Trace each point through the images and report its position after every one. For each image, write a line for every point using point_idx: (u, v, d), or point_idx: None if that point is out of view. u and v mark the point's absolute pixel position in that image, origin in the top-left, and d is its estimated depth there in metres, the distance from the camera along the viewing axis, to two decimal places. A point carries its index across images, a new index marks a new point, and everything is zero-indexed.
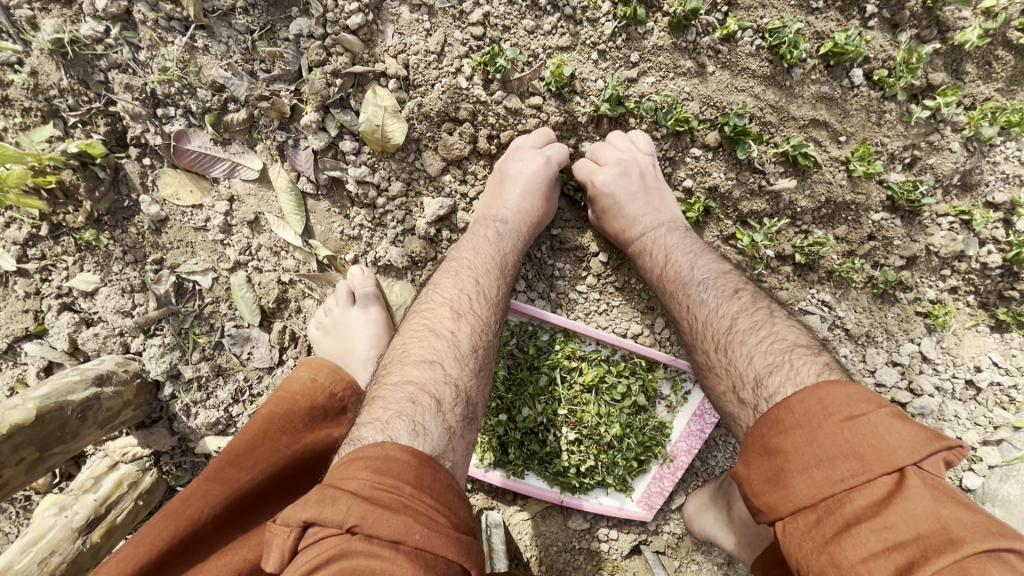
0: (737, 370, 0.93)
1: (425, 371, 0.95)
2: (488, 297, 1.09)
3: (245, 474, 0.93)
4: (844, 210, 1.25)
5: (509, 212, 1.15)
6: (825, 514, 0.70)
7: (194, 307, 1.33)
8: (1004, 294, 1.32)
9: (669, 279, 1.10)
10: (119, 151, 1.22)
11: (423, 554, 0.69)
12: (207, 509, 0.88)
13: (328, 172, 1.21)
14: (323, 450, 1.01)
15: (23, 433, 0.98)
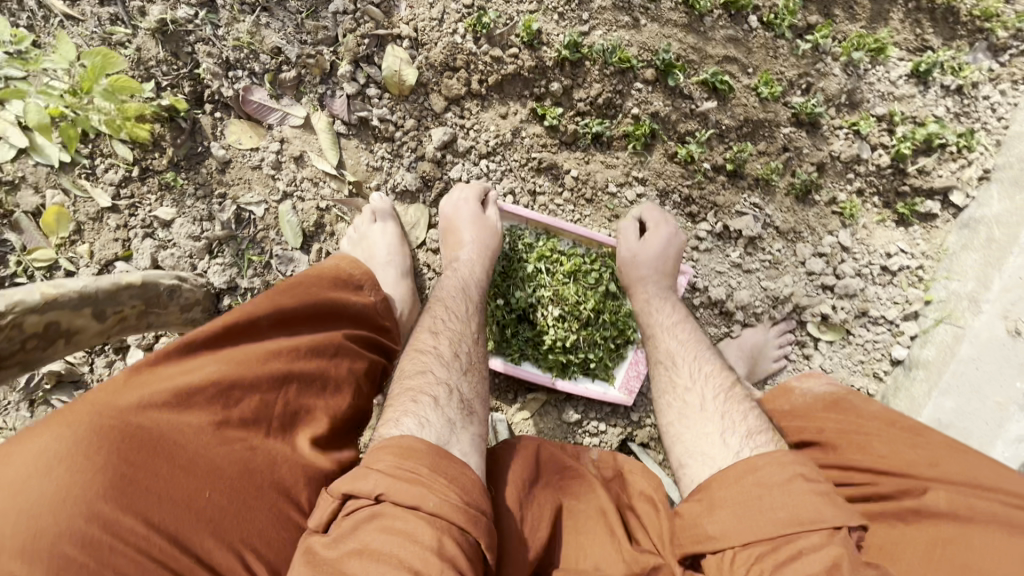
0: (736, 446, 1.12)
1: (422, 379, 1.14)
2: (466, 316, 1.33)
3: (288, 300, 1.14)
4: (760, 127, 1.59)
5: (465, 257, 1.45)
6: (768, 556, 0.87)
7: (250, 233, 1.66)
8: (900, 191, 1.64)
9: (668, 356, 1.34)
10: (196, 108, 1.59)
11: (437, 518, 0.84)
12: (260, 312, 1.10)
13: (358, 113, 1.58)
14: (344, 308, 1.22)
15: (133, 290, 1.23)
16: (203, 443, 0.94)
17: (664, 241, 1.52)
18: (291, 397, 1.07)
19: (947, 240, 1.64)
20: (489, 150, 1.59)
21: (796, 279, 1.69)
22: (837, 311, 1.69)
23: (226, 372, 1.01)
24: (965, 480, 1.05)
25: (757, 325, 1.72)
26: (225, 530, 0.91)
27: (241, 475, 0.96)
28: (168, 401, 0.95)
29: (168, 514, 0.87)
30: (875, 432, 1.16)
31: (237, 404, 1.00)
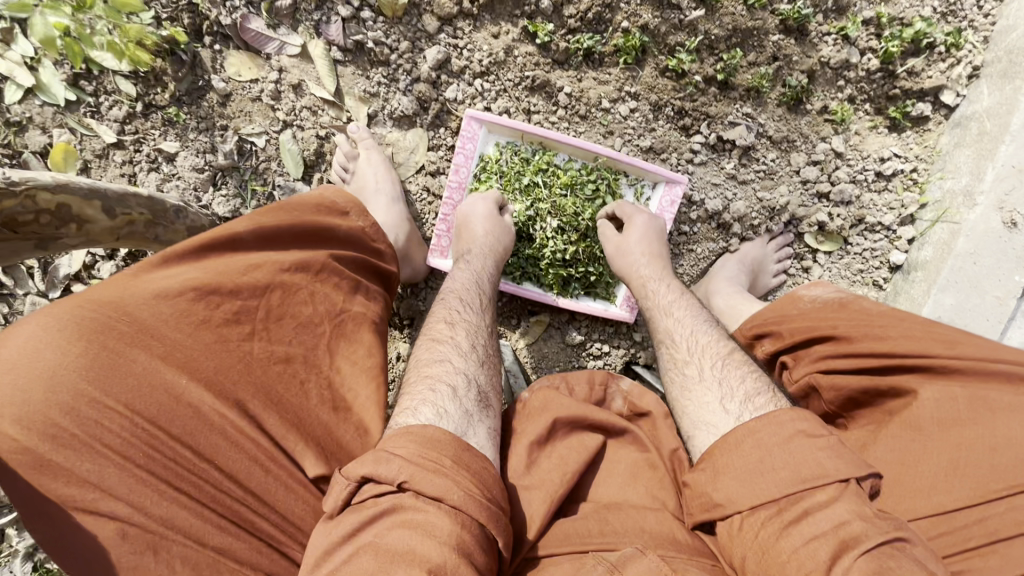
0: (728, 386, 1.16)
1: (440, 368, 1.15)
2: (477, 310, 1.35)
3: (273, 219, 1.11)
4: (749, 36, 1.61)
5: (477, 244, 1.47)
6: (784, 508, 0.90)
7: (252, 164, 1.70)
8: (890, 95, 1.65)
9: (682, 341, 1.32)
10: (196, 41, 1.63)
11: (459, 512, 0.86)
12: (243, 227, 1.07)
13: (353, 37, 1.62)
14: (329, 234, 1.18)
15: (139, 200, 1.25)
16: (180, 347, 0.92)
17: (649, 221, 1.55)
18: (273, 307, 1.04)
19: (940, 141, 1.66)
20: (482, 69, 1.64)
21: (790, 188, 1.71)
22: (834, 219, 1.71)
23: (206, 279, 0.99)
24: (974, 355, 1.08)
25: (755, 239, 1.74)
26: (205, 428, 0.90)
27: (221, 380, 0.94)
28: (149, 300, 0.93)
29: (149, 408, 0.87)
30: (891, 324, 1.18)
31: (219, 310, 0.97)
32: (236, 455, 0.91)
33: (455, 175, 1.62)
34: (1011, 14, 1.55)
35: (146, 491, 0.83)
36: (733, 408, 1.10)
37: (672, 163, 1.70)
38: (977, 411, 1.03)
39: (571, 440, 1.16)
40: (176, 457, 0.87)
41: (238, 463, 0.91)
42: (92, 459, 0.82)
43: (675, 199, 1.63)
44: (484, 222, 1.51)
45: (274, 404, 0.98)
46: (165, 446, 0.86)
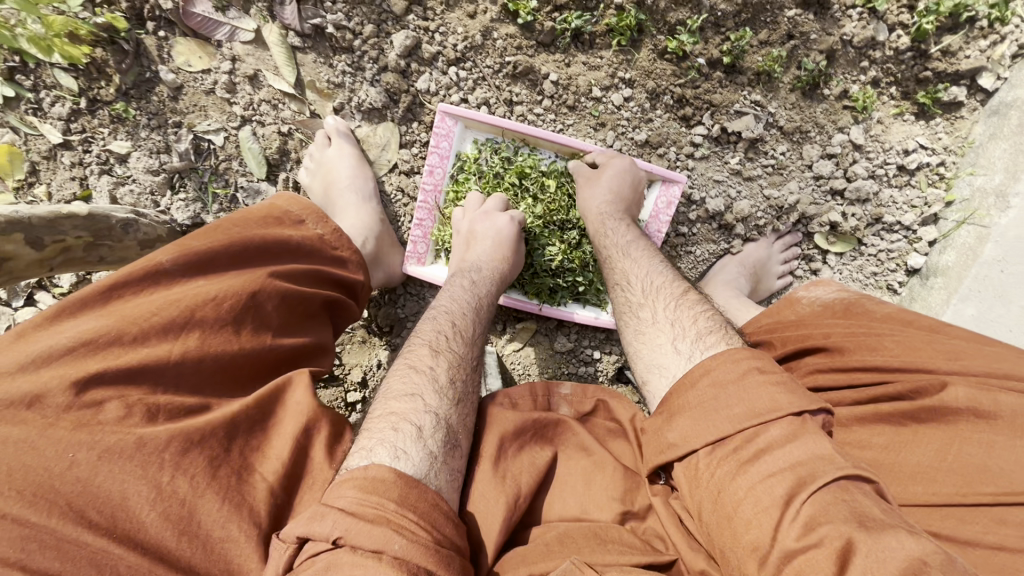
0: (682, 326, 1.07)
1: (407, 403, 0.99)
2: (465, 336, 1.18)
3: (198, 243, 1.00)
4: (759, 13, 1.41)
5: (483, 262, 1.34)
6: (741, 444, 0.81)
7: (211, 164, 1.56)
8: (920, 78, 1.45)
9: (642, 286, 1.20)
10: (138, 28, 1.47)
11: (403, 562, 0.74)
12: (164, 258, 0.95)
13: (311, 21, 1.44)
14: (275, 248, 1.09)
15: (77, 219, 1.14)
16: (64, 414, 0.77)
17: (617, 160, 1.40)
18: (196, 347, 0.90)
19: (973, 131, 1.47)
20: (458, 55, 1.46)
21: (801, 185, 1.54)
22: (848, 219, 1.56)
23: (104, 327, 0.84)
24: (982, 368, 0.94)
25: (759, 240, 1.60)
26: (100, 505, 0.73)
27: (120, 441, 0.77)
28: (30, 362, 0.79)
29: (23, 495, 0.70)
30: (888, 331, 1.06)
31: (118, 359, 0.83)
32: (144, 524, 0.75)
33: (429, 176, 1.48)
34: None
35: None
36: (685, 350, 1.01)
37: (671, 158, 1.53)
38: (984, 411, 0.90)
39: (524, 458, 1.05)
40: (62, 543, 0.69)
41: (145, 541, 0.74)
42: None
43: (672, 199, 1.47)
44: (496, 229, 1.37)
45: (190, 458, 0.81)
46: (44, 529, 0.69)
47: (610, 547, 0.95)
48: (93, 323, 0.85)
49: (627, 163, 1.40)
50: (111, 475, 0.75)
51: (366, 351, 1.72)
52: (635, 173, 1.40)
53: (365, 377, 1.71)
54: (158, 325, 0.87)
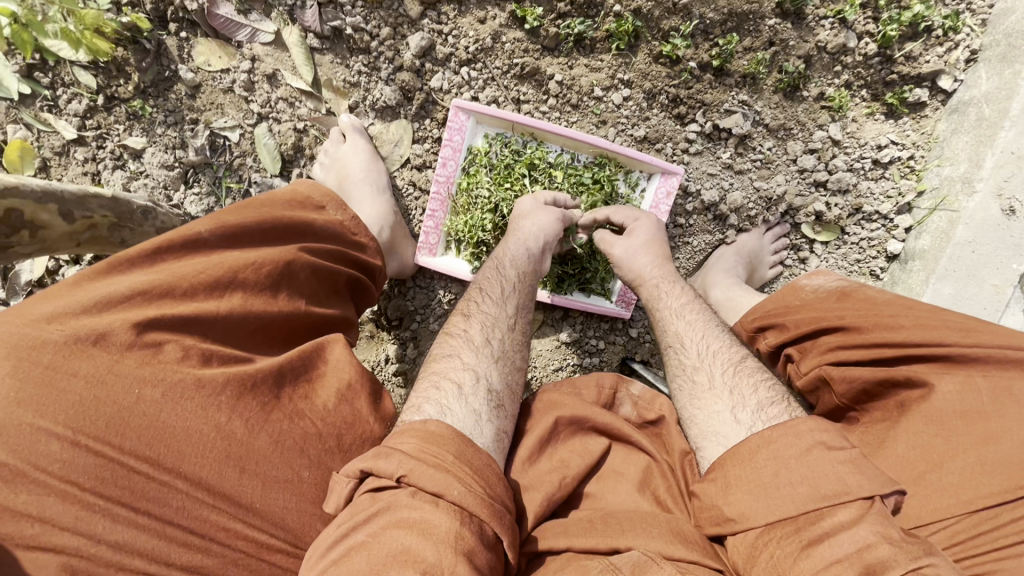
0: (743, 394, 1.04)
1: (447, 364, 1.06)
2: (497, 299, 1.22)
3: (235, 219, 1.01)
4: (744, 20, 1.55)
5: (514, 239, 1.34)
6: (804, 526, 0.81)
7: (225, 160, 1.60)
8: (888, 80, 1.61)
9: (692, 347, 1.18)
10: (161, 29, 1.53)
11: (460, 508, 0.76)
12: (201, 228, 0.97)
13: (330, 24, 1.52)
14: (303, 229, 1.11)
15: (102, 200, 1.15)
16: (126, 352, 0.79)
17: (646, 221, 1.43)
18: (238, 307, 0.93)
19: (937, 128, 1.62)
20: (469, 57, 1.56)
21: (787, 178, 1.67)
22: (832, 208, 1.68)
23: (156, 281, 0.87)
24: (991, 343, 0.95)
25: (751, 230, 1.70)
26: (167, 438, 0.78)
27: (180, 380, 0.81)
28: (87, 308, 0.81)
29: (96, 426, 0.74)
30: (897, 314, 1.07)
31: (173, 308, 0.86)
32: (205, 461, 0.79)
33: (442, 168, 1.55)
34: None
35: (94, 518, 0.71)
36: (748, 415, 1.00)
37: (668, 153, 1.65)
38: (999, 406, 0.90)
39: (575, 442, 1.09)
40: (133, 472, 0.75)
41: (210, 474, 0.79)
42: (28, 488, 0.70)
43: (671, 189, 1.57)
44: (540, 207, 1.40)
45: (244, 402, 0.85)
46: (116, 461, 0.74)
47: (651, 531, 0.95)
48: (145, 279, 0.88)
49: (653, 223, 1.44)
50: (174, 413, 0.79)
51: (374, 346, 1.74)
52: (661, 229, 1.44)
53: (373, 372, 1.72)
54: (207, 284, 0.91)
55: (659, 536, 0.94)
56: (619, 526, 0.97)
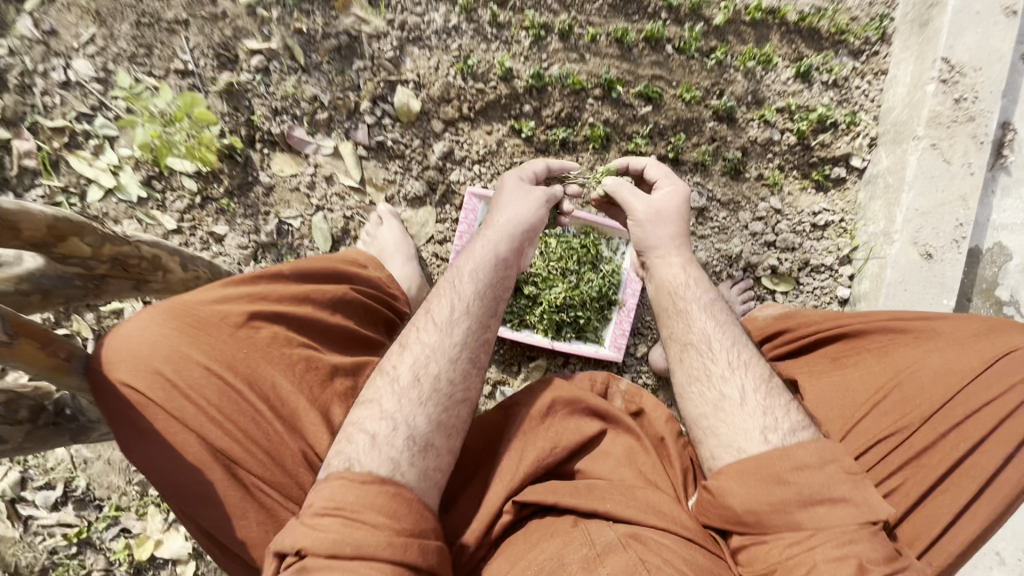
0: (771, 416, 1.12)
1: (367, 412, 1.10)
2: (439, 326, 1.20)
3: (309, 261, 1.35)
4: (689, 124, 2.01)
5: (474, 252, 1.31)
6: (815, 535, 0.95)
7: (289, 241, 2.03)
8: (811, 163, 2.03)
9: (713, 348, 1.22)
10: (250, 147, 2.00)
11: (359, 561, 0.87)
12: (286, 266, 1.29)
13: (376, 138, 2.02)
14: (354, 273, 1.43)
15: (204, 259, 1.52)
16: (240, 330, 1.13)
17: (664, 200, 1.43)
18: (312, 316, 1.24)
19: (859, 197, 2.02)
20: (480, 157, 2.04)
21: (742, 241, 2.04)
22: (783, 263, 2.03)
23: (260, 292, 1.20)
24: (866, 323, 1.27)
25: (720, 283, 2.04)
26: (264, 387, 1.09)
27: (273, 350, 1.14)
28: (216, 302, 1.15)
29: (224, 368, 1.07)
30: (809, 320, 1.39)
31: (270, 311, 1.18)
32: (287, 406, 1.11)
33: (459, 240, 1.94)
34: (890, 98, 1.97)
35: (214, 426, 1.02)
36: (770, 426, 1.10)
37: None
38: (888, 358, 1.19)
39: (571, 421, 1.25)
40: (242, 402, 1.06)
41: (288, 416, 1.10)
42: (178, 399, 1.01)
43: None
44: (520, 200, 1.43)
45: (313, 373, 1.17)
46: (232, 394, 1.05)
47: (625, 502, 1.10)
48: (250, 290, 1.20)
49: (676, 199, 1.43)
50: (271, 372, 1.11)
51: None
52: (685, 208, 1.44)
53: None
54: (292, 297, 1.23)
55: (629, 505, 1.09)
56: (594, 492, 1.12)
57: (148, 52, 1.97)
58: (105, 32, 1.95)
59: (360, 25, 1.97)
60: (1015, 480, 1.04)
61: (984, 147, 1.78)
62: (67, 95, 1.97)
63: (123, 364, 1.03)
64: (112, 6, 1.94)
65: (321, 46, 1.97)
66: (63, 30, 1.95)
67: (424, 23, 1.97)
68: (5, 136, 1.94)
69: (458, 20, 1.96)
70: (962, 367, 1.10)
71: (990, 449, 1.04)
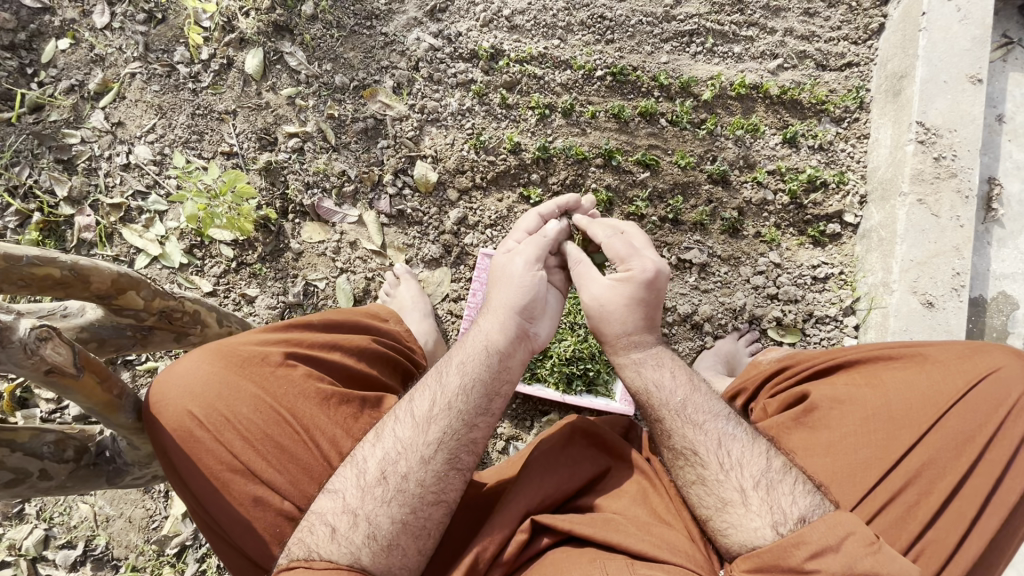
0: (779, 506, 1.09)
1: (326, 502, 1.13)
2: (422, 420, 1.19)
3: (336, 313, 1.48)
4: (687, 187, 2.15)
5: (470, 343, 1.30)
6: None
7: (315, 302, 2.18)
8: (806, 220, 2.14)
9: (688, 445, 1.21)
10: (283, 218, 2.21)
11: None
12: (316, 316, 1.42)
13: (397, 207, 2.21)
14: (376, 325, 1.55)
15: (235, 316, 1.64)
16: (278, 371, 1.26)
17: (603, 292, 1.37)
18: (338, 361, 1.36)
19: (855, 250, 2.10)
20: (491, 221, 2.20)
21: (745, 293, 2.11)
22: (787, 315, 2.08)
23: (293, 338, 1.34)
24: (850, 359, 1.33)
25: (725, 337, 2.09)
26: (300, 419, 1.22)
27: (307, 387, 1.26)
28: (257, 345, 1.29)
29: (266, 403, 1.20)
30: (805, 359, 1.43)
31: (302, 356, 1.31)
32: (322, 437, 1.22)
33: (472, 297, 2.05)
34: (874, 158, 2.10)
35: (258, 455, 1.16)
36: (780, 513, 1.08)
37: None
38: (875, 385, 1.24)
39: (588, 454, 1.28)
40: (281, 433, 1.19)
41: (324, 447, 1.22)
42: (229, 428, 1.17)
43: None
44: (512, 278, 1.36)
45: (342, 408, 1.28)
46: (274, 426, 1.19)
47: (641, 536, 1.10)
48: (284, 337, 1.33)
49: (615, 293, 1.35)
50: (306, 407, 1.24)
51: None
52: (631, 301, 1.34)
53: None
54: (319, 344, 1.35)
55: (646, 540, 1.09)
56: (611, 524, 1.12)
57: (200, 138, 2.23)
58: (164, 122, 2.24)
59: (385, 110, 2.22)
60: (994, 508, 1.11)
61: (970, 201, 1.88)
62: (126, 175, 2.22)
63: (182, 399, 1.19)
64: (172, 101, 2.24)
65: (350, 128, 2.22)
66: (129, 121, 2.24)
67: (441, 107, 2.21)
68: (70, 213, 2.19)
69: (472, 103, 2.21)
70: (942, 395, 1.17)
71: (973, 478, 1.11)
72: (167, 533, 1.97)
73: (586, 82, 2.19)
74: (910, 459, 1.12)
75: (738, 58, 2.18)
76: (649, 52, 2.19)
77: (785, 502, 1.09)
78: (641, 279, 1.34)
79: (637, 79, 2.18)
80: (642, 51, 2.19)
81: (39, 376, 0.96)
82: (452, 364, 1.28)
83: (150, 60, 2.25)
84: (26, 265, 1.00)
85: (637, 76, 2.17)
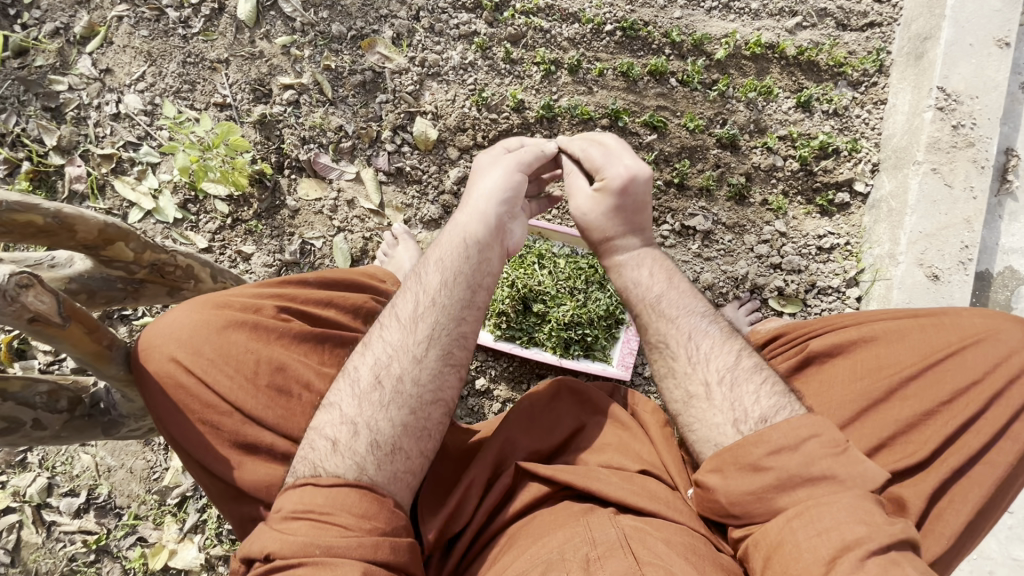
0: (742, 406, 1.07)
1: (326, 417, 1.11)
2: (405, 318, 1.20)
3: (331, 272, 1.46)
4: (694, 152, 2.09)
5: (446, 243, 1.30)
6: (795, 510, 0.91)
7: (311, 260, 2.15)
8: (815, 188, 2.08)
9: (661, 341, 1.23)
10: (278, 173, 2.15)
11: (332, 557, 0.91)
12: (311, 274, 1.40)
13: (395, 164, 2.15)
14: (373, 287, 1.52)
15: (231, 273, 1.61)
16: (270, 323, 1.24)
17: (586, 202, 1.37)
18: (333, 318, 1.35)
19: (863, 221, 2.06)
20: None
21: (748, 262, 2.08)
22: (789, 285, 2.06)
23: (286, 293, 1.32)
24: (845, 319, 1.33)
25: (726, 304, 2.05)
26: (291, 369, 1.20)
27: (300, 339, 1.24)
28: (250, 298, 1.27)
29: (256, 351, 1.18)
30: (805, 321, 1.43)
31: (296, 311, 1.29)
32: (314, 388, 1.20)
33: None
34: (890, 125, 2.02)
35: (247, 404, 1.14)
36: (741, 411, 1.07)
37: None
38: (866, 341, 1.23)
39: (574, 411, 1.29)
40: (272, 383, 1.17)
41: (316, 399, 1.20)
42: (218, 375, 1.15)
43: None
44: (491, 181, 1.37)
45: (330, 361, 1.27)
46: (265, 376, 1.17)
47: (622, 486, 1.10)
48: (276, 290, 1.32)
49: (595, 201, 1.36)
50: (299, 360, 1.22)
51: None
52: (612, 209, 1.34)
53: None
54: (313, 300, 1.33)
55: (626, 489, 1.10)
56: (591, 474, 1.13)
57: (191, 87, 2.15)
58: (154, 70, 2.15)
59: (384, 62, 2.13)
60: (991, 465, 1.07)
61: (986, 170, 1.83)
62: (116, 126, 2.15)
63: (171, 347, 1.17)
64: (161, 47, 2.15)
65: (347, 81, 2.13)
66: (117, 69, 2.15)
67: (442, 60, 2.12)
68: (60, 162, 2.12)
69: (474, 57, 2.11)
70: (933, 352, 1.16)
71: (966, 435, 1.08)
72: (168, 484, 2.02)
73: (593, 37, 2.09)
74: (888, 409, 1.13)
75: (754, 16, 2.08)
76: (661, 6, 2.08)
77: (747, 399, 1.08)
78: (617, 185, 1.33)
79: (647, 35, 2.08)
80: (654, 6, 2.09)
81: (24, 326, 0.96)
82: (429, 265, 1.28)
83: (138, 4, 2.15)
84: (5, 210, 0.96)
85: (647, 32, 2.07)
